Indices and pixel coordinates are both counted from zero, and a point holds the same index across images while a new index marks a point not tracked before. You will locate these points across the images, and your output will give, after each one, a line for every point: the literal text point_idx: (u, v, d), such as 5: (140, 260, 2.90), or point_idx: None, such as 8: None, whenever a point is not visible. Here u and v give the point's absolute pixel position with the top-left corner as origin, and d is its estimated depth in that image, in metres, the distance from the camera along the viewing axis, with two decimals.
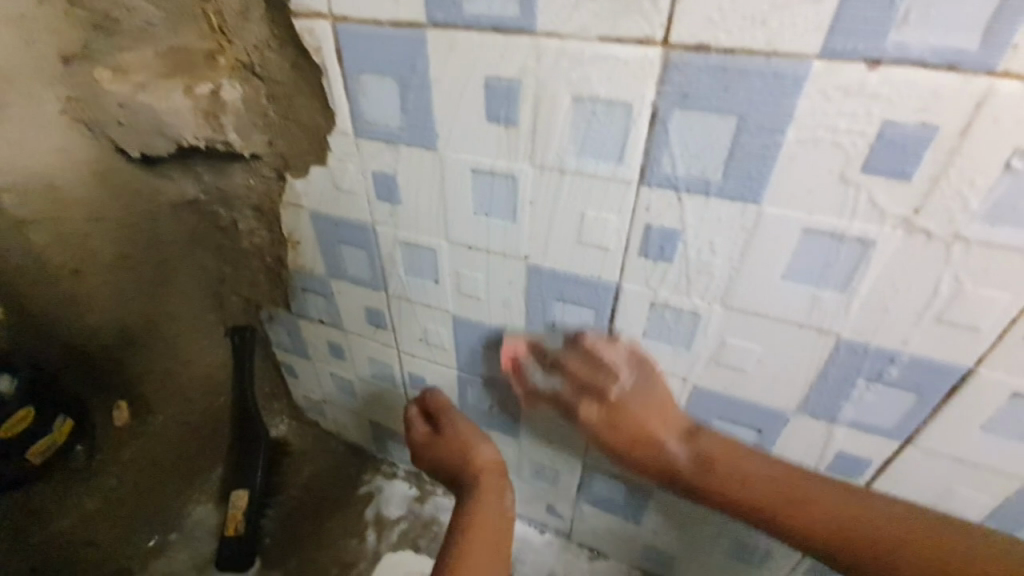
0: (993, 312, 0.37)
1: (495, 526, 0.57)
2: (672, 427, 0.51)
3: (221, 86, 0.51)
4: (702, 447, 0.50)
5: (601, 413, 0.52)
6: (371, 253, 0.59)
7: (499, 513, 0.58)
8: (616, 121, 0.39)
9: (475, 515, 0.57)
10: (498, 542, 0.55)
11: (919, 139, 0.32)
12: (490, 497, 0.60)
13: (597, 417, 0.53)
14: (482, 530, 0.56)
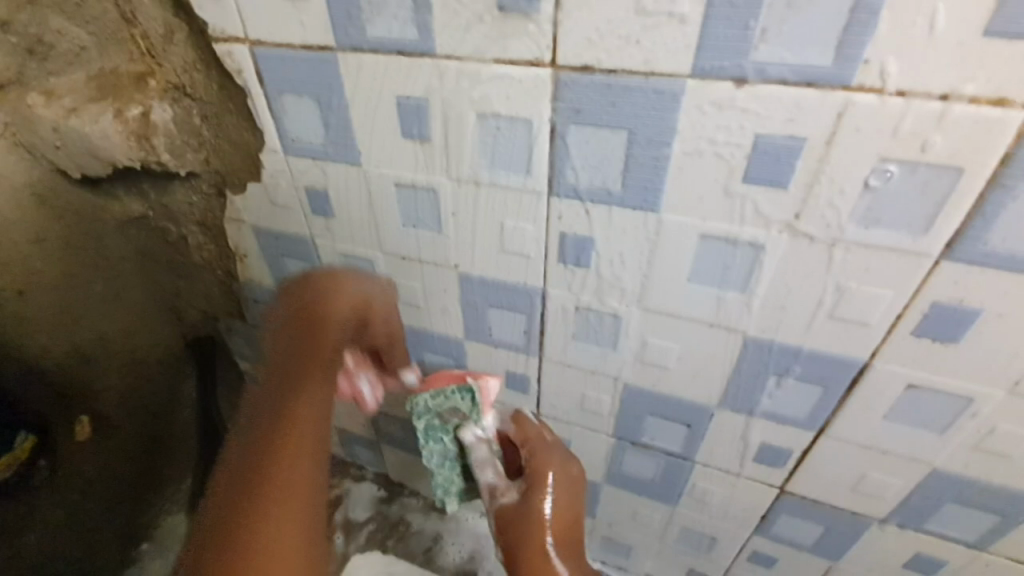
0: (880, 308, 0.39)
1: (304, 475, 0.47)
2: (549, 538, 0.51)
3: (150, 107, 0.52)
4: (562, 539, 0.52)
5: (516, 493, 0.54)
6: (314, 264, 0.61)
7: (308, 480, 0.47)
8: (520, 136, 0.41)
9: (269, 471, 0.46)
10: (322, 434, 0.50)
11: (790, 150, 0.34)
12: (297, 447, 0.48)
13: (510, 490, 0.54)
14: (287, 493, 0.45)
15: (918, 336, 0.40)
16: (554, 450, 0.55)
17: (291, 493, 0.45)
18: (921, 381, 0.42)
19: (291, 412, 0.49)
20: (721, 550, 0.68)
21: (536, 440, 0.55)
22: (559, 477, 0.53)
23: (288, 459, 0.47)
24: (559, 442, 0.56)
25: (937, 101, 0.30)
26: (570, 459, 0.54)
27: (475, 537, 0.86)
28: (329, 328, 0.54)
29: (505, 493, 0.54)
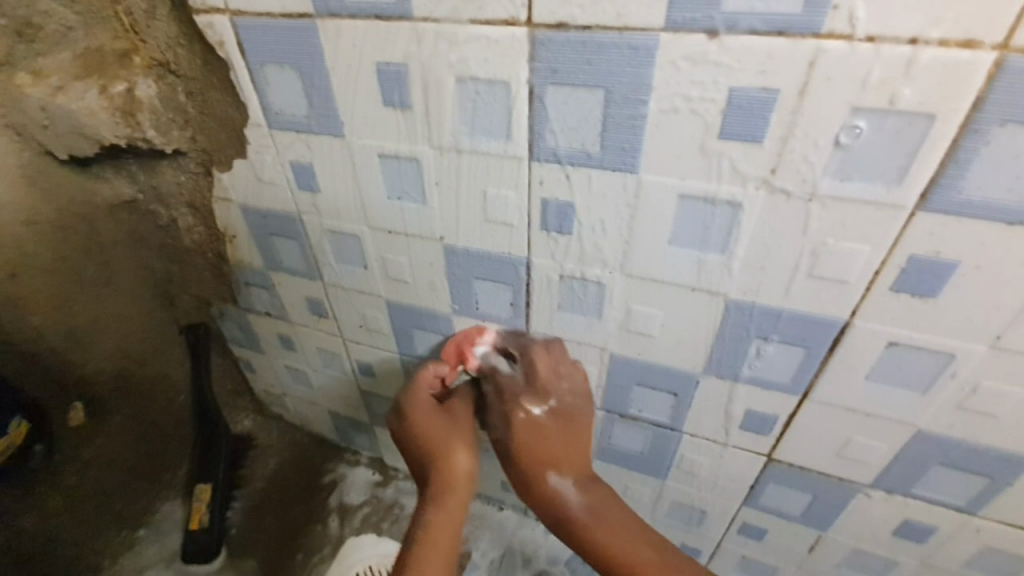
0: (858, 264, 0.39)
1: (447, 540, 0.51)
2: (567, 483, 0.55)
3: (136, 84, 0.53)
4: (590, 497, 0.55)
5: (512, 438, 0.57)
6: (302, 242, 0.61)
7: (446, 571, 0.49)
8: (499, 100, 0.41)
9: (422, 534, 0.51)
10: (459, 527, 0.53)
11: (764, 102, 0.35)
12: (440, 525, 0.52)
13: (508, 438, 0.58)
14: (438, 540, 0.51)
15: (897, 292, 0.40)
16: (536, 383, 0.55)
17: (434, 550, 0.50)
18: (901, 338, 0.42)
19: (444, 488, 0.55)
20: (711, 523, 0.68)
21: (521, 381, 0.56)
22: (538, 429, 0.56)
23: (443, 512, 0.53)
24: (550, 374, 0.55)
25: (906, 46, 0.31)
26: (548, 391, 0.55)
27: (469, 519, 0.86)
28: (456, 448, 0.57)
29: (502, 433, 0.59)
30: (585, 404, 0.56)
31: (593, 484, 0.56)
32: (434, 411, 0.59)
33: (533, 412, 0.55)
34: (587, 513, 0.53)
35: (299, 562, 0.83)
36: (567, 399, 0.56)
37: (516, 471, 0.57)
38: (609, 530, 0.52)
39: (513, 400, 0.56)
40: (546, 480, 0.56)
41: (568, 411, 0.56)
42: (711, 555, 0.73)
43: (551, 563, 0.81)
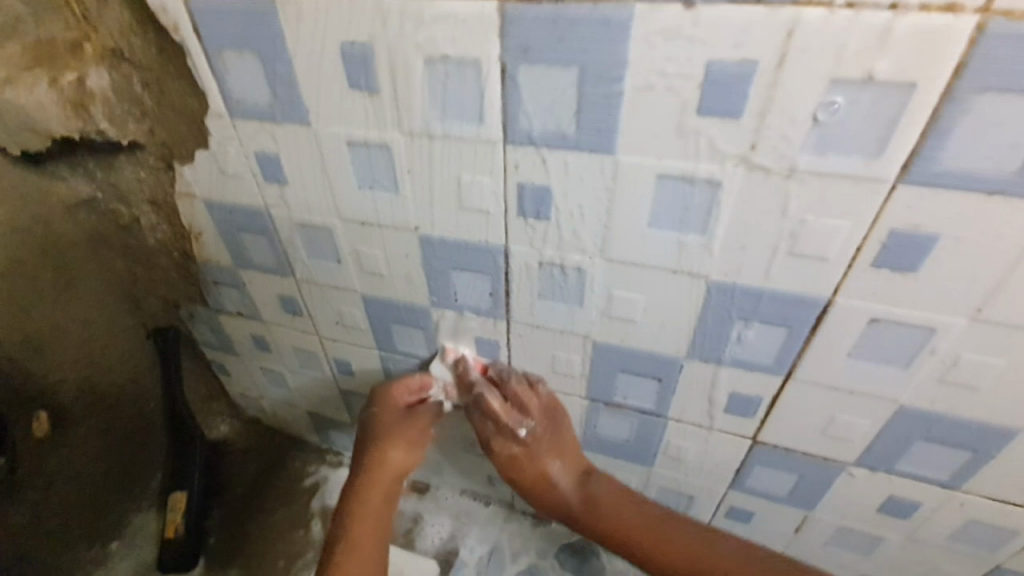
0: (838, 240, 0.39)
1: (372, 524, 0.63)
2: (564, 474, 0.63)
3: (87, 74, 0.50)
4: (590, 490, 0.62)
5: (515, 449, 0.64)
6: (271, 237, 0.59)
7: (369, 547, 0.62)
8: (470, 81, 0.39)
9: (353, 518, 0.63)
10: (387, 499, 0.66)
11: (741, 75, 0.34)
12: (366, 515, 0.64)
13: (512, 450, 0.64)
14: (364, 527, 0.63)
15: (878, 267, 0.40)
16: (501, 425, 0.62)
17: (361, 534, 0.62)
18: (883, 314, 0.42)
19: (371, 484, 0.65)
20: (698, 508, 0.68)
21: (488, 420, 0.63)
22: (525, 442, 0.63)
23: (368, 506, 0.64)
24: (506, 409, 0.61)
25: (884, 14, 0.30)
26: (512, 429, 0.61)
27: (456, 516, 0.85)
28: (389, 451, 0.65)
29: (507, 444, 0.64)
30: (552, 437, 0.63)
31: (587, 477, 0.63)
32: (370, 422, 0.66)
33: (506, 447, 0.64)
34: (589, 504, 0.62)
35: (281, 569, 0.81)
36: (534, 434, 0.62)
37: (522, 479, 0.65)
38: (613, 514, 0.60)
39: (488, 439, 0.65)
40: (547, 482, 0.64)
41: (537, 440, 0.62)
42: None
43: (540, 556, 0.80)
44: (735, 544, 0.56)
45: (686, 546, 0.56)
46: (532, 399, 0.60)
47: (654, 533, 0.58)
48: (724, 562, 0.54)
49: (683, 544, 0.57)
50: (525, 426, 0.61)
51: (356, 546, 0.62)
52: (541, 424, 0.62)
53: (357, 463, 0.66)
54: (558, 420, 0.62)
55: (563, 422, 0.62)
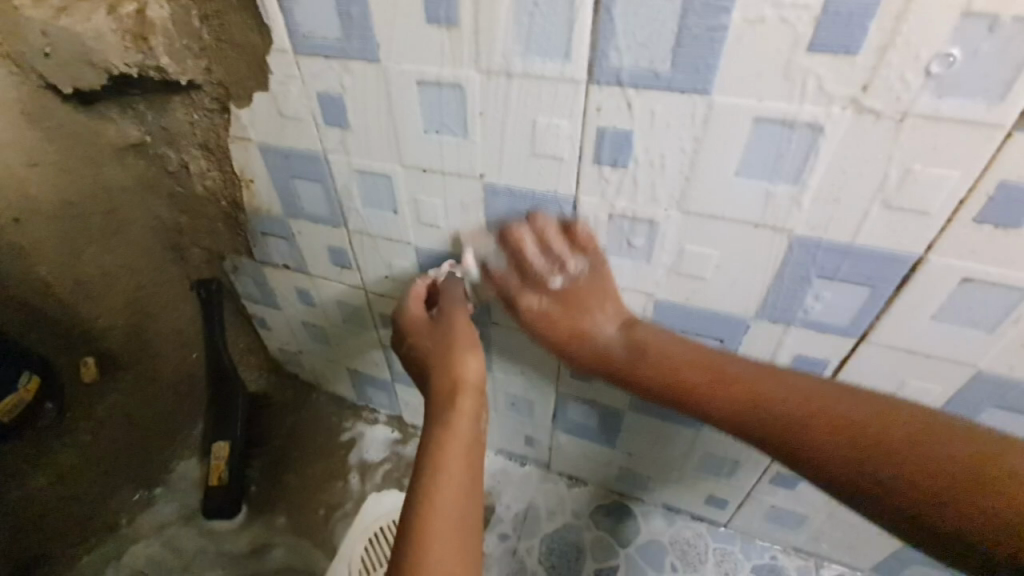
0: (943, 193, 0.37)
1: (465, 452, 0.43)
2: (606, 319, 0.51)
3: (148, 5, 0.49)
4: (635, 335, 0.50)
5: (542, 302, 0.52)
6: (327, 184, 0.57)
7: (461, 490, 0.41)
8: (560, 12, 0.37)
9: (438, 450, 0.43)
10: (474, 439, 0.45)
11: (865, 8, 0.32)
12: (453, 440, 0.44)
13: (539, 305, 0.53)
14: (452, 457, 0.43)
15: (980, 223, 0.38)
16: (530, 274, 0.51)
17: (451, 468, 0.42)
18: (978, 274, 0.40)
19: (453, 404, 0.47)
20: (744, 473, 0.68)
21: (516, 273, 0.52)
22: (574, 295, 0.51)
23: (455, 425, 0.45)
24: (540, 255, 0.51)
25: None
26: (540, 279, 0.51)
27: (491, 475, 0.85)
28: (462, 353, 0.50)
29: (530, 295, 0.53)
30: (594, 277, 0.51)
31: (633, 325, 0.51)
32: (427, 327, 0.54)
33: (534, 304, 0.53)
34: (638, 351, 0.49)
35: (322, 518, 0.82)
36: (571, 280, 0.51)
37: (555, 338, 0.53)
38: (659, 365, 0.47)
39: (512, 297, 0.54)
40: (585, 336, 0.51)
41: (568, 286, 0.51)
42: (738, 505, 0.73)
43: (576, 516, 0.81)
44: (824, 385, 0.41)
45: (797, 394, 0.41)
46: (566, 246, 0.50)
47: (703, 369, 0.46)
48: (822, 400, 0.40)
49: (750, 384, 0.43)
50: (560, 274, 0.51)
51: (444, 494, 0.40)
52: (581, 263, 0.50)
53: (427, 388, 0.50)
54: (598, 263, 0.51)
55: (603, 265, 0.51)
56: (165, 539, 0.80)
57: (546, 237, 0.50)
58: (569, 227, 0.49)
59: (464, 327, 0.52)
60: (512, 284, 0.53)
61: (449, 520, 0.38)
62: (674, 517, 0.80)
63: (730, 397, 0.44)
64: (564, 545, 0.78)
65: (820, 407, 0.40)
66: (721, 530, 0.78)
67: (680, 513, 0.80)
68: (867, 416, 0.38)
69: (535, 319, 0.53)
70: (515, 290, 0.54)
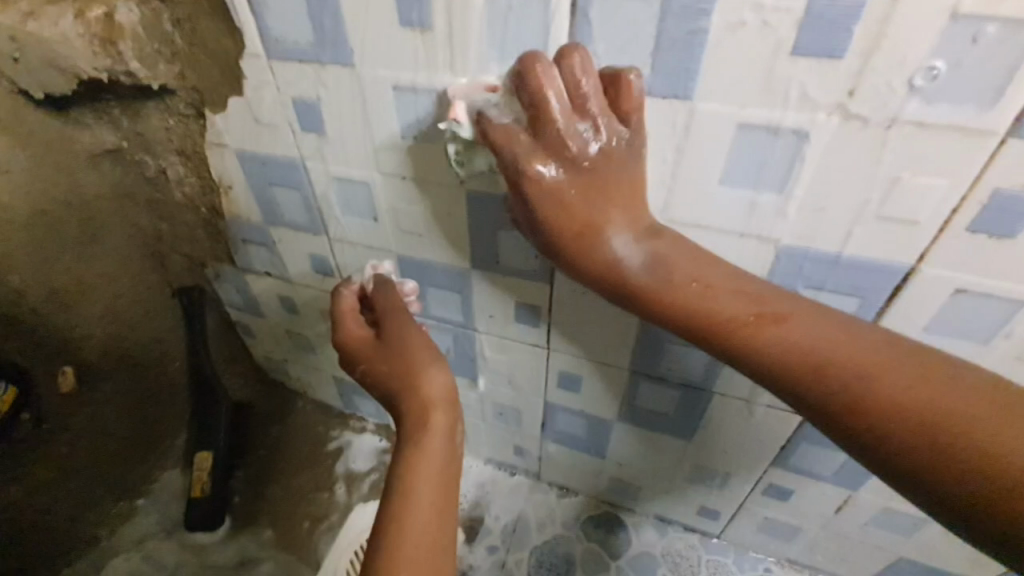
0: (932, 201, 0.36)
1: (437, 472, 0.41)
2: (629, 220, 0.38)
3: (114, 7, 0.47)
4: (657, 249, 0.38)
5: (553, 183, 0.37)
6: (305, 192, 0.56)
7: (431, 511, 0.39)
8: (535, 16, 0.36)
9: (408, 472, 0.41)
10: (449, 456, 0.43)
11: (849, 10, 0.30)
12: (425, 460, 0.42)
13: (548, 181, 0.37)
14: (423, 479, 0.41)
15: (973, 232, 0.36)
16: (543, 130, 0.35)
17: (421, 491, 0.40)
18: (970, 285, 0.39)
19: (424, 422, 0.44)
20: (735, 484, 0.67)
21: (524, 124, 0.36)
22: (598, 182, 0.37)
23: (428, 445, 0.43)
24: (569, 110, 0.35)
25: None
26: (560, 139, 0.35)
27: (480, 486, 0.84)
28: (423, 365, 0.46)
29: (537, 162, 0.37)
30: (624, 154, 0.37)
31: (654, 236, 0.39)
32: (376, 347, 0.49)
33: (543, 172, 0.37)
34: (660, 271, 0.38)
35: (307, 530, 0.80)
36: (599, 151, 0.36)
37: (557, 225, 0.38)
38: (693, 304, 0.36)
39: (514, 156, 0.37)
40: (593, 235, 0.38)
41: (596, 160, 0.36)
42: (731, 516, 0.72)
43: (566, 527, 0.79)
44: (880, 340, 0.32)
45: (848, 355, 0.31)
46: (598, 97, 0.35)
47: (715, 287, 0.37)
48: (863, 346, 0.31)
49: (838, 349, 0.32)
50: (596, 133, 0.35)
51: (413, 520, 0.38)
52: (616, 136, 0.36)
53: (395, 409, 0.46)
54: (636, 141, 0.37)
55: (640, 141, 0.37)
56: (146, 553, 0.79)
57: (578, 87, 0.35)
58: (564, 63, 0.35)
59: (416, 337, 0.48)
60: (504, 156, 0.38)
61: (420, 550, 0.37)
62: (665, 528, 0.78)
63: (762, 353, 0.34)
64: (554, 557, 0.76)
65: (877, 375, 0.30)
66: (713, 541, 0.77)
67: (672, 524, 0.78)
68: (945, 397, 0.28)
69: (538, 224, 0.39)
70: (506, 142, 0.37)
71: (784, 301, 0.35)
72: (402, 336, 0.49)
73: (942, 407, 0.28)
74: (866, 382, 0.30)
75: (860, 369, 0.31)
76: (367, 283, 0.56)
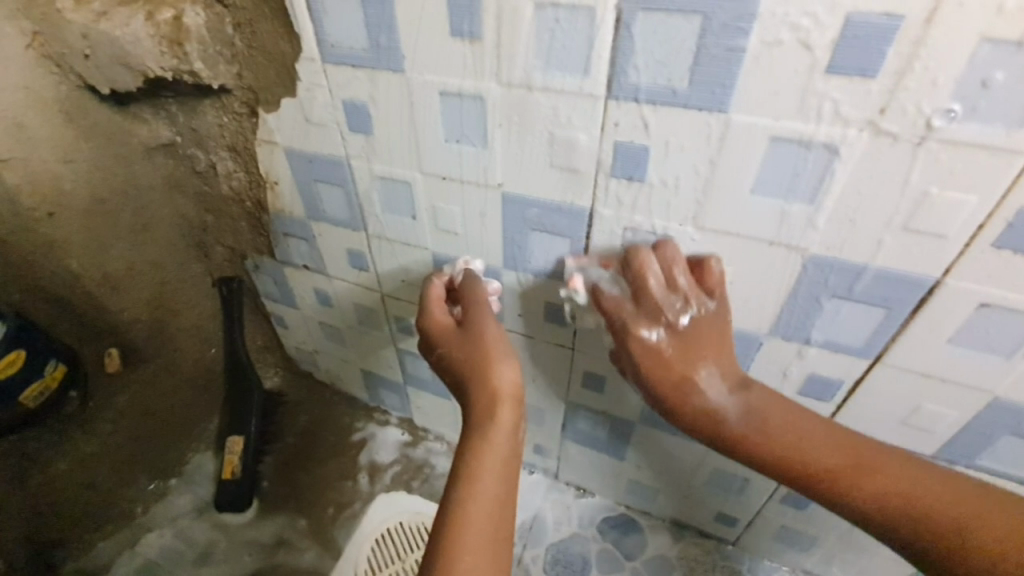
0: (961, 216, 0.37)
1: (500, 465, 0.42)
2: (721, 376, 0.47)
3: (182, 11, 0.51)
4: (752, 399, 0.46)
5: (660, 339, 0.46)
6: (348, 189, 0.59)
7: (494, 500, 0.41)
8: (581, 29, 0.38)
9: (473, 462, 0.42)
10: (511, 449, 0.44)
11: (884, 29, 0.32)
12: (488, 450, 0.43)
13: (651, 341, 0.47)
14: (487, 471, 0.42)
15: (998, 247, 0.37)
16: (647, 303, 0.46)
17: (484, 480, 0.41)
18: (996, 300, 0.40)
19: (490, 415, 0.45)
20: (753, 491, 0.67)
21: (633, 302, 0.47)
22: (699, 333, 0.46)
23: (492, 437, 0.44)
24: (664, 290, 0.46)
25: None
26: (659, 309, 0.45)
27: None
28: (497, 360, 0.47)
29: (650, 330, 0.46)
30: (712, 324, 0.47)
31: (747, 387, 0.47)
32: (456, 335, 0.50)
33: (647, 336, 0.47)
34: (757, 424, 0.46)
35: (330, 516, 0.83)
36: (696, 319, 0.46)
37: (664, 380, 0.47)
38: (792, 442, 0.44)
39: (624, 325, 0.48)
40: (695, 384, 0.47)
41: (691, 326, 0.46)
42: (748, 523, 0.72)
43: (581, 526, 0.81)
44: (932, 474, 0.41)
45: (894, 488, 0.41)
46: (691, 284, 0.46)
47: (805, 442, 0.44)
48: (907, 482, 0.41)
49: (893, 488, 0.41)
50: (686, 310, 0.46)
51: (475, 508, 0.40)
52: (707, 308, 0.46)
53: (464, 398, 0.47)
54: (723, 311, 0.47)
55: (725, 312, 0.47)
56: (178, 529, 0.83)
57: (672, 273, 0.46)
58: (698, 267, 0.47)
59: (495, 329, 0.50)
60: (624, 311, 0.48)
61: (483, 542, 0.38)
62: (680, 532, 0.79)
63: (860, 495, 0.41)
64: (568, 555, 0.78)
65: (950, 510, 0.39)
66: (728, 548, 0.77)
67: (688, 529, 0.79)
68: (986, 514, 0.38)
69: (645, 361, 0.48)
70: (626, 318, 0.47)
71: (868, 441, 0.43)
72: (477, 328, 0.50)
73: (987, 526, 0.38)
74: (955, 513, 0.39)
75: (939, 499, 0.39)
76: (457, 276, 0.58)
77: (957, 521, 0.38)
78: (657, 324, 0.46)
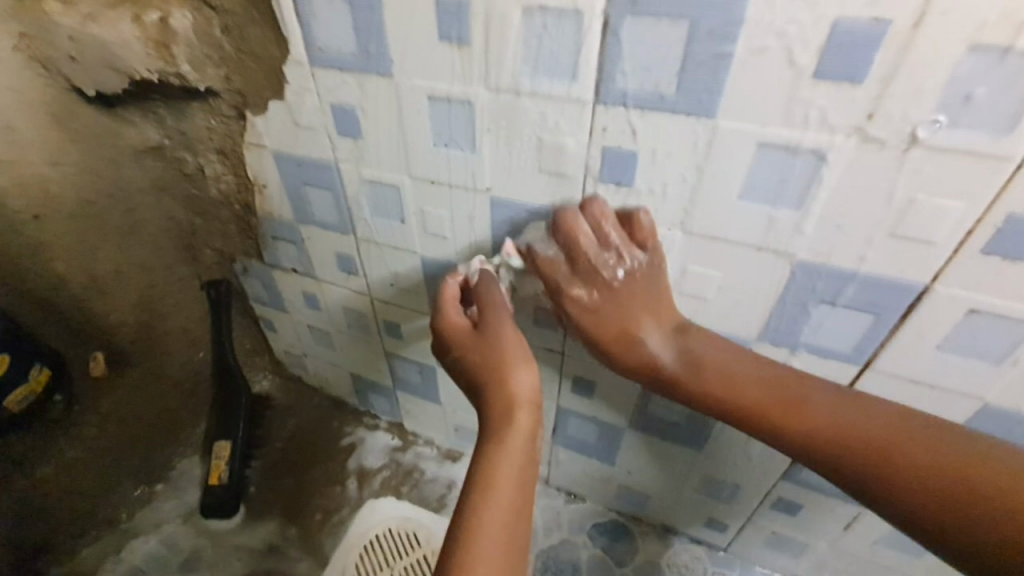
0: (948, 222, 0.37)
1: (517, 471, 0.42)
2: (663, 336, 0.48)
3: (170, 14, 0.50)
4: (691, 344, 0.48)
5: (592, 293, 0.47)
6: (337, 193, 0.58)
7: (511, 505, 0.40)
8: (568, 35, 0.38)
9: (490, 466, 0.42)
10: (528, 455, 0.44)
11: (870, 36, 0.32)
12: (505, 455, 0.43)
13: (587, 296, 0.47)
14: (504, 476, 0.42)
15: (985, 254, 0.37)
16: (581, 260, 0.46)
17: (501, 486, 0.41)
18: (983, 306, 0.40)
19: (507, 419, 0.45)
20: (744, 496, 0.67)
21: (564, 259, 0.47)
22: (637, 285, 0.47)
23: (510, 443, 0.43)
24: (597, 246, 0.45)
25: None
26: (591, 265, 0.45)
27: None
28: (512, 365, 0.46)
29: (579, 284, 0.47)
30: (648, 282, 0.47)
31: (685, 332, 0.49)
32: (470, 335, 0.48)
33: (580, 294, 0.48)
34: (696, 364, 0.48)
35: (318, 522, 0.82)
36: (630, 270, 0.46)
37: (602, 336, 0.49)
38: (724, 380, 0.47)
39: (558, 286, 0.48)
40: (633, 338, 0.48)
41: (625, 279, 0.46)
42: (738, 529, 0.72)
43: (571, 532, 0.80)
44: (855, 402, 0.42)
45: (829, 427, 0.42)
46: (622, 238, 0.45)
47: (735, 378, 0.46)
48: (833, 412, 0.42)
49: (828, 424, 0.42)
50: (620, 263, 0.45)
51: (491, 512, 0.39)
52: (639, 260, 0.46)
53: (480, 400, 0.47)
54: (657, 261, 0.46)
55: (660, 265, 0.47)
56: (163, 536, 0.82)
57: (603, 229, 0.45)
58: (628, 218, 0.46)
59: (510, 329, 0.48)
60: (559, 265, 0.47)
61: (500, 547, 0.38)
62: (671, 538, 0.79)
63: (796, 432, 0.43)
64: (559, 561, 0.77)
65: (875, 435, 0.40)
66: (720, 554, 0.77)
67: (678, 535, 0.79)
68: (920, 449, 0.38)
69: (583, 319, 0.49)
70: (561, 279, 0.48)
71: (811, 379, 0.45)
72: (491, 327, 0.48)
73: (912, 452, 0.38)
74: (877, 442, 0.40)
75: (863, 427, 0.41)
76: (471, 274, 0.53)
77: (884, 449, 0.39)
78: (592, 283, 0.46)
